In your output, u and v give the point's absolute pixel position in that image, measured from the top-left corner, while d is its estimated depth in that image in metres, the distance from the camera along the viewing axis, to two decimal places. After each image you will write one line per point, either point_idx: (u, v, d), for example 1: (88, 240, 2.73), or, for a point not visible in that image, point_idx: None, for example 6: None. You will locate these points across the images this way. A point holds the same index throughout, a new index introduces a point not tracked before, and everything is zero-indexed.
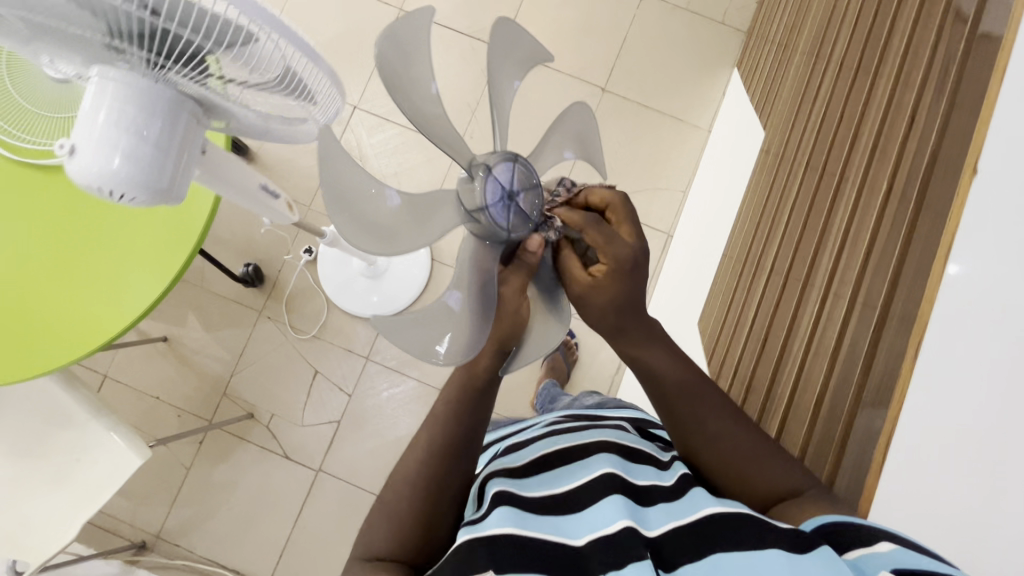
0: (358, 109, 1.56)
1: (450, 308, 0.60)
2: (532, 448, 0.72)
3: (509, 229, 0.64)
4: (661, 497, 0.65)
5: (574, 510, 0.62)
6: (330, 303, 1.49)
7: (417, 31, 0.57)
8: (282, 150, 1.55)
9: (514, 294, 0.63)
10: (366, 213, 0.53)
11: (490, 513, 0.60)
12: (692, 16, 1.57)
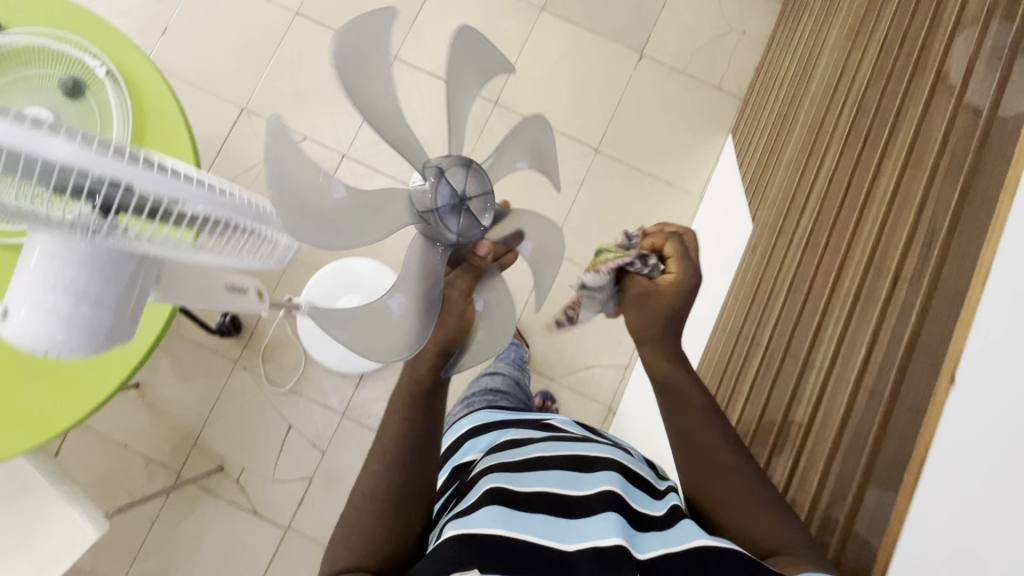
0: (345, 159, 1.53)
1: (396, 304, 0.62)
2: (535, 450, 0.74)
3: (459, 233, 0.66)
4: (653, 526, 0.65)
5: (570, 517, 0.63)
6: (307, 354, 1.47)
7: (381, 35, 0.57)
8: None
9: (460, 295, 0.67)
10: (313, 203, 0.54)
11: (479, 508, 0.62)
12: (688, 81, 1.56)
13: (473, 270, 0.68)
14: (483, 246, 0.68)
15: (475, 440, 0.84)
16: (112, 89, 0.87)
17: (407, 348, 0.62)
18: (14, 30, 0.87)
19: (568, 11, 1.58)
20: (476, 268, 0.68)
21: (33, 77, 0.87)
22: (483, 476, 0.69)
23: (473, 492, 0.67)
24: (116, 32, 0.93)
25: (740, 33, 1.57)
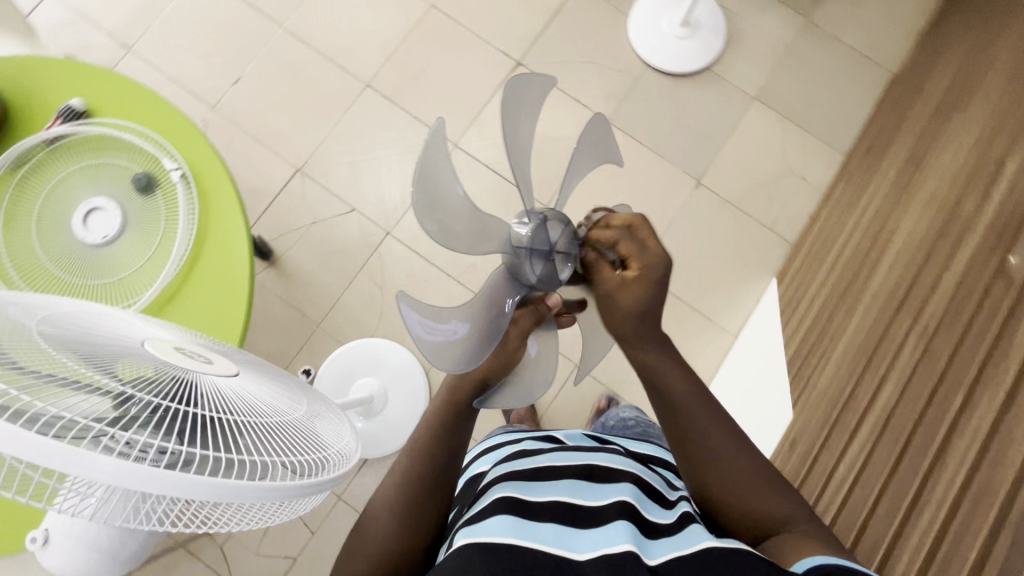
0: (389, 237, 1.52)
1: (470, 316, 0.66)
2: (546, 461, 0.73)
3: (538, 275, 0.69)
4: (662, 532, 0.62)
5: (580, 526, 0.61)
6: None
7: (537, 89, 0.65)
8: (304, 261, 1.51)
9: (516, 335, 0.71)
10: (441, 201, 0.58)
11: (490, 517, 0.61)
12: (741, 217, 1.55)
13: (536, 313, 0.72)
14: (553, 299, 0.72)
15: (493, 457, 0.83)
16: (183, 192, 0.87)
17: (467, 361, 0.64)
18: (95, 121, 0.88)
19: (633, 128, 1.59)
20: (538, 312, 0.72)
21: (111, 168, 0.87)
22: (495, 487, 0.68)
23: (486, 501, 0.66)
24: (195, 128, 0.91)
25: (799, 178, 1.57)
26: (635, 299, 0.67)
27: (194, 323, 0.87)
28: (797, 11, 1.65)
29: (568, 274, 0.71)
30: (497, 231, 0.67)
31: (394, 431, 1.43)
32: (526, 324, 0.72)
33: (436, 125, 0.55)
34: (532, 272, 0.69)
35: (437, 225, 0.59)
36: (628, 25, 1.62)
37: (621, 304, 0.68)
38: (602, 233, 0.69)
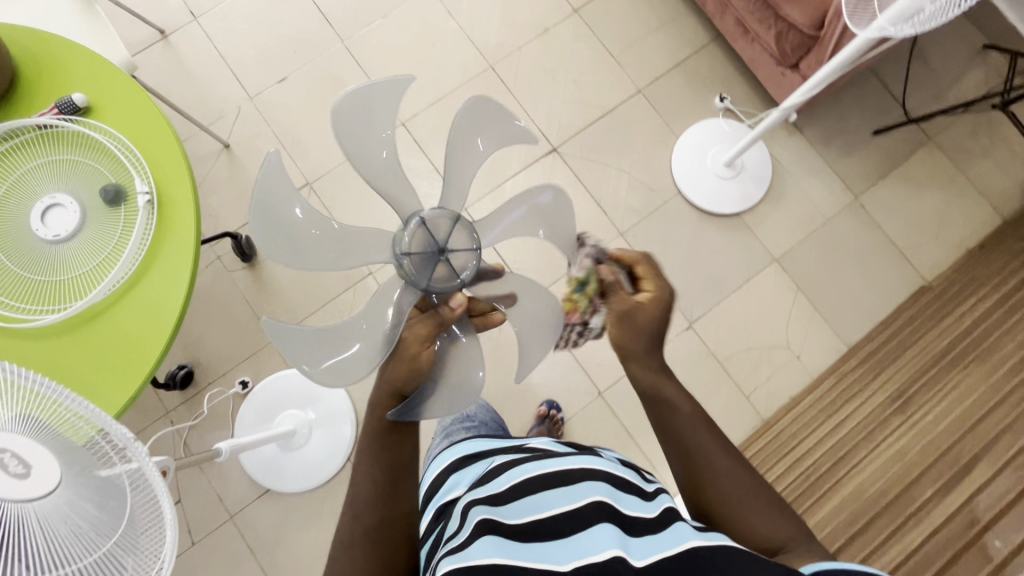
0: (369, 277, 1.50)
1: (362, 335, 0.68)
2: (521, 472, 0.67)
3: (430, 283, 0.69)
4: (643, 529, 0.60)
5: (562, 538, 0.58)
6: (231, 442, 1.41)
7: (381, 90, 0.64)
8: (281, 273, 1.50)
9: (416, 342, 0.68)
10: (281, 233, 0.63)
11: (473, 543, 0.57)
12: (721, 374, 1.48)
13: (437, 318, 0.70)
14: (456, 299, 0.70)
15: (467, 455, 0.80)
16: (144, 205, 0.86)
17: (359, 377, 0.66)
18: (82, 120, 0.88)
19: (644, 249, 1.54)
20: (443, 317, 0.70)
21: (91, 171, 0.87)
22: (472, 510, 0.63)
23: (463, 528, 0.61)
24: (184, 161, 0.90)
25: (793, 355, 1.49)
26: (648, 321, 0.74)
27: (103, 349, 0.84)
28: (847, 186, 1.59)
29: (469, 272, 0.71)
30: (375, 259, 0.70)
31: (309, 470, 1.40)
32: (423, 330, 0.69)
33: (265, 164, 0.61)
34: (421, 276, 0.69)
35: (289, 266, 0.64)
36: (673, 147, 1.59)
37: (636, 322, 0.74)
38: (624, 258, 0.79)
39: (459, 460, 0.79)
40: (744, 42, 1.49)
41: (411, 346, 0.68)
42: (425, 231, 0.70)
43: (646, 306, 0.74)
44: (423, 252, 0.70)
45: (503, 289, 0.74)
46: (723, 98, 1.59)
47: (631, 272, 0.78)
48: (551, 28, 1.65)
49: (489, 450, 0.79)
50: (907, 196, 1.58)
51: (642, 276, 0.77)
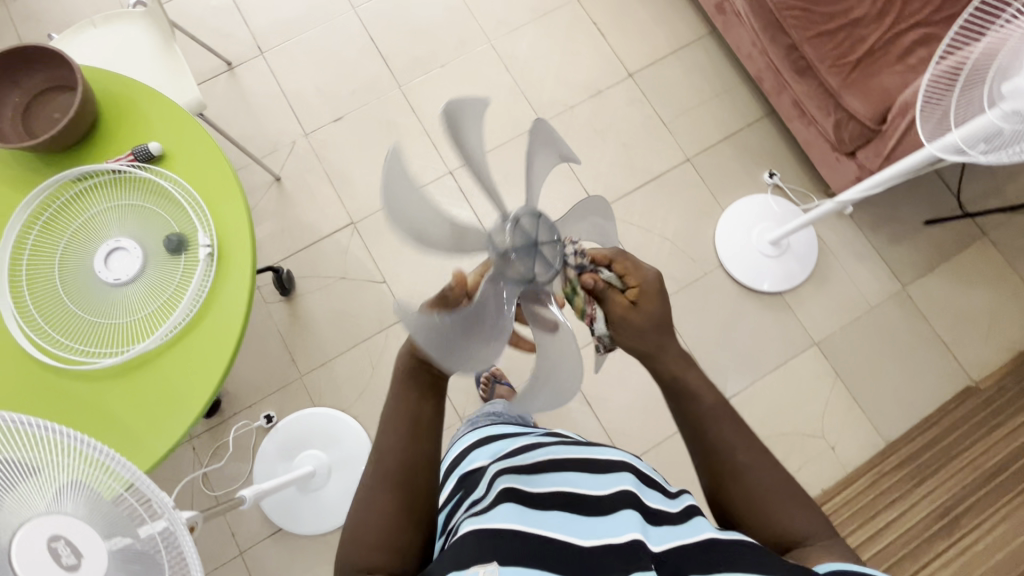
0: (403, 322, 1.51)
1: (448, 225, 0.55)
2: (547, 453, 0.72)
3: (520, 261, 0.62)
4: (665, 516, 0.66)
5: (585, 514, 0.62)
6: (250, 476, 1.40)
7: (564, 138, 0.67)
8: (317, 309, 1.51)
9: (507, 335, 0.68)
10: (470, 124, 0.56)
11: (497, 505, 0.62)
12: None
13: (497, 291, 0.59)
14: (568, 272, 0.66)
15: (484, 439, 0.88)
16: (205, 254, 0.87)
17: (490, 366, 0.58)
18: (152, 166, 0.90)
19: (681, 320, 1.52)
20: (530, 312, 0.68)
21: (158, 220, 0.89)
22: (498, 477, 0.68)
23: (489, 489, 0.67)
24: (246, 214, 0.91)
25: (828, 446, 1.44)
26: (646, 318, 0.65)
27: (146, 397, 0.84)
28: (895, 274, 1.55)
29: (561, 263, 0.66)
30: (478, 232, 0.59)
31: (326, 512, 1.38)
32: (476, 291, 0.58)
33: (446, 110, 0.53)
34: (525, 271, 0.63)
35: (411, 234, 0.52)
36: (718, 219, 1.58)
37: (633, 323, 0.65)
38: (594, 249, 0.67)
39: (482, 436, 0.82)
40: (799, 123, 1.48)
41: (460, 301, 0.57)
42: (540, 222, 0.65)
43: (639, 305, 0.65)
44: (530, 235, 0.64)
45: (541, 311, 0.64)
46: (772, 174, 1.59)
47: (611, 269, 0.67)
48: (604, 90, 1.67)
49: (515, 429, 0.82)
50: (956, 290, 1.54)
51: (622, 272, 0.66)
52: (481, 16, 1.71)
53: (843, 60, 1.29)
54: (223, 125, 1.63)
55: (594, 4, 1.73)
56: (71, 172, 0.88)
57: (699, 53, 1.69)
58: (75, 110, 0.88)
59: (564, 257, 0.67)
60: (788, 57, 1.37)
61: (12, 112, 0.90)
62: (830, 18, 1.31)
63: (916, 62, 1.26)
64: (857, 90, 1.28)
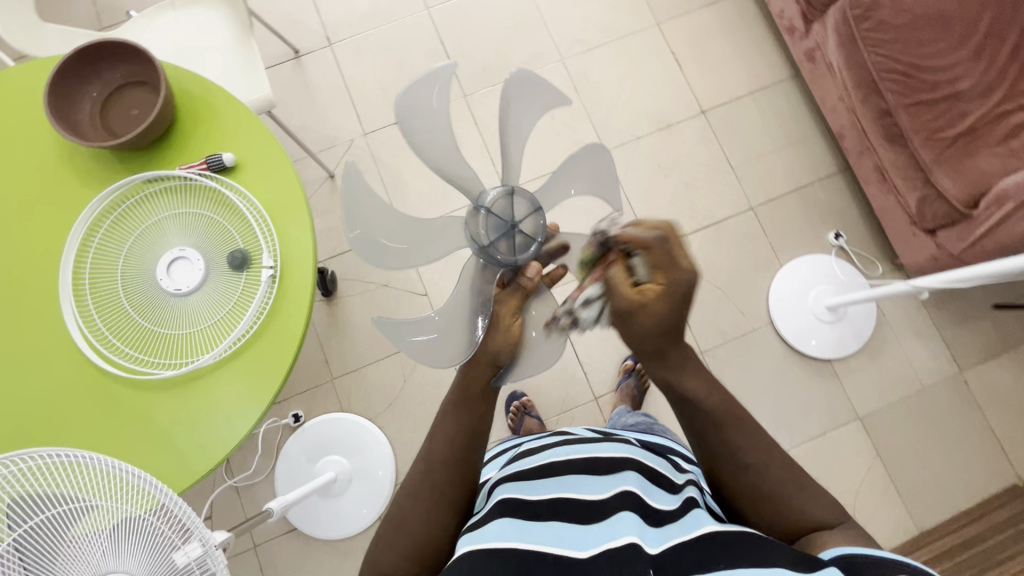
0: None
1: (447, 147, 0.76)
2: (552, 457, 0.77)
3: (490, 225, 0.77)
4: (667, 517, 0.64)
5: (581, 522, 0.63)
6: (272, 472, 1.41)
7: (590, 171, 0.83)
8: (355, 314, 1.51)
9: (507, 314, 0.74)
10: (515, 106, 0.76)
11: (493, 522, 0.63)
12: None
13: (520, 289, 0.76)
14: (531, 270, 0.76)
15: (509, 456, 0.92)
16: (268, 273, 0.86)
17: (393, 258, 0.74)
18: (223, 174, 0.88)
19: (722, 374, 1.47)
20: (524, 289, 0.76)
21: (224, 233, 0.87)
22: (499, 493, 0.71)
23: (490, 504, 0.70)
24: (310, 233, 0.89)
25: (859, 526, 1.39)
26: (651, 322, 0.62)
27: (194, 413, 0.84)
28: (953, 357, 1.48)
29: (527, 255, 0.76)
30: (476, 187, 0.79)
31: (342, 519, 1.39)
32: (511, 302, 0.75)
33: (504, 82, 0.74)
34: (490, 236, 0.76)
35: (407, 120, 0.71)
36: (775, 275, 1.52)
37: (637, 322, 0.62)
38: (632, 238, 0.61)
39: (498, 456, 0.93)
40: (877, 187, 1.41)
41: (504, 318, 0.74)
42: (525, 219, 0.77)
43: (648, 305, 0.61)
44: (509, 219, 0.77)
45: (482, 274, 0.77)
46: (839, 236, 1.52)
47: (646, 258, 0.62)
48: (673, 124, 1.61)
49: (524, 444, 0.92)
50: (1015, 381, 1.47)
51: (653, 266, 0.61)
52: (556, 32, 1.66)
53: (941, 133, 1.22)
54: (284, 115, 1.61)
55: (674, 32, 1.66)
56: (144, 175, 0.87)
57: (778, 98, 1.62)
58: (155, 117, 0.87)
59: (527, 250, 0.76)
60: (879, 121, 1.30)
61: (90, 108, 0.88)
62: (932, 88, 1.23)
63: (1019, 146, 1.18)
64: (950, 168, 1.21)
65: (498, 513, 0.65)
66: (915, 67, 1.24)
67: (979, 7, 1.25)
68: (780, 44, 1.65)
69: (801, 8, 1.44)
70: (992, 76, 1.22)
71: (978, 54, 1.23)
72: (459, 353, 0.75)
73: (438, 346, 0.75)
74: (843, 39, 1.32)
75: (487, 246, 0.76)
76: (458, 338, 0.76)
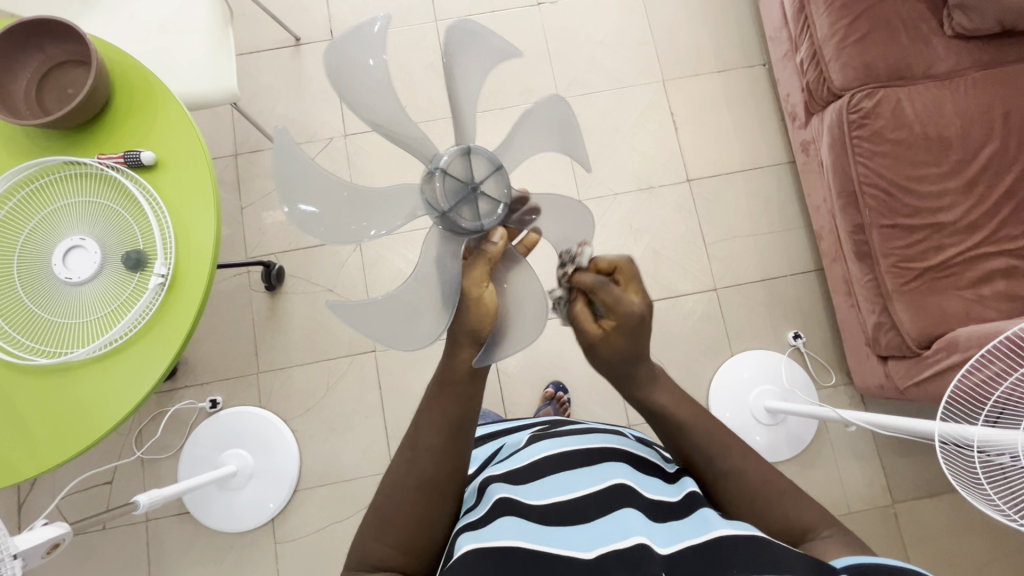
0: (371, 354, 1.47)
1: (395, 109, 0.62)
2: (546, 449, 0.72)
3: (455, 195, 0.63)
4: (667, 513, 0.62)
5: (586, 522, 0.60)
6: (179, 451, 1.42)
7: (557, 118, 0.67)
8: (295, 312, 1.50)
9: (478, 282, 0.61)
10: (474, 54, 0.64)
11: (493, 524, 0.61)
12: None
13: (484, 255, 0.62)
14: (498, 234, 0.63)
15: (491, 447, 0.88)
16: (158, 268, 0.84)
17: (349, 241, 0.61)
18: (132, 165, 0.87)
19: None
20: (490, 255, 0.62)
21: (129, 231, 0.86)
22: (491, 488, 0.68)
23: (483, 500, 0.67)
24: (214, 236, 0.87)
25: None
26: (616, 350, 0.63)
27: (66, 400, 0.83)
28: (888, 487, 1.41)
29: (495, 220, 0.64)
30: (427, 146, 0.64)
31: (237, 511, 1.38)
32: (478, 270, 0.61)
33: (449, 26, 0.61)
34: (447, 202, 0.62)
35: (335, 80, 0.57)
36: (723, 362, 1.46)
37: (602, 352, 0.64)
38: (580, 279, 0.64)
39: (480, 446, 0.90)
40: (843, 299, 1.34)
41: (474, 286, 0.61)
42: (491, 180, 0.64)
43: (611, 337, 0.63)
44: (474, 181, 0.63)
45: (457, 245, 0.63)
46: (797, 336, 1.47)
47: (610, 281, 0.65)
48: (655, 186, 1.56)
49: (508, 434, 0.89)
50: (951, 525, 1.39)
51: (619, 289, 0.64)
52: (558, 69, 1.62)
53: (910, 264, 1.15)
54: (270, 101, 1.60)
55: (677, 92, 1.61)
56: (63, 157, 0.87)
57: (769, 181, 1.56)
58: (81, 99, 0.85)
59: (497, 214, 0.64)
60: (853, 236, 1.23)
61: (28, 79, 0.88)
62: (913, 213, 1.17)
63: (989, 293, 1.11)
64: (911, 301, 1.15)
65: (496, 510, 0.63)
66: (901, 187, 1.18)
67: (981, 139, 1.17)
68: (784, 127, 1.58)
69: (804, 98, 1.38)
70: (979, 214, 1.14)
71: (970, 187, 1.15)
72: (438, 328, 0.62)
73: (409, 324, 0.62)
74: (835, 141, 1.25)
75: (444, 212, 0.62)
76: (435, 314, 0.62)
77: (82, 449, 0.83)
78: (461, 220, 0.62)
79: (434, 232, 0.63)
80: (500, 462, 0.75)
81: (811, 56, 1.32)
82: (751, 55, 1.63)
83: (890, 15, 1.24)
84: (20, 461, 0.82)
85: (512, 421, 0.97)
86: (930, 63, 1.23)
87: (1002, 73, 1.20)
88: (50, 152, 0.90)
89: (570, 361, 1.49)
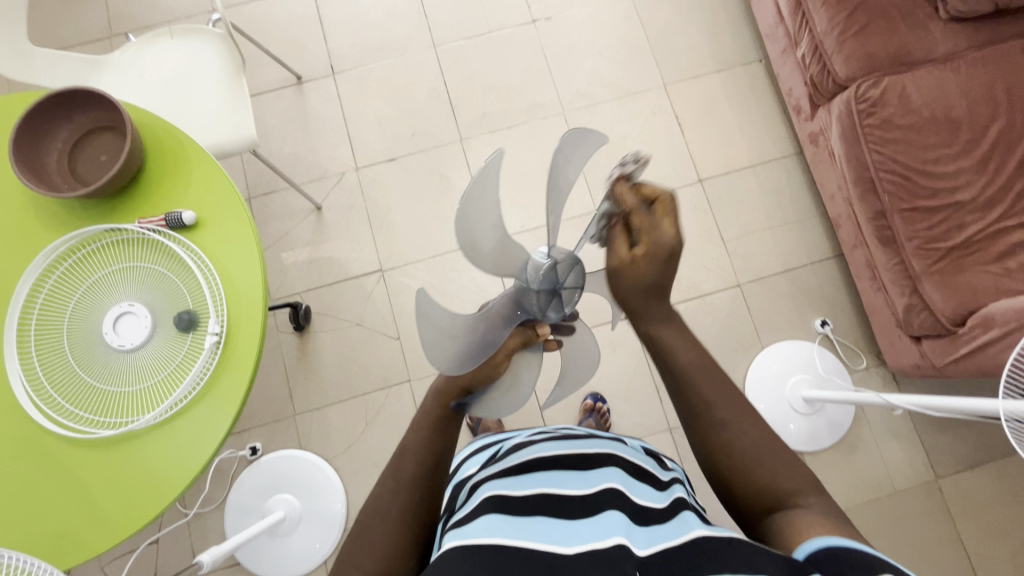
0: (406, 384, 1.47)
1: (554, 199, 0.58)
2: (539, 453, 0.70)
3: (549, 278, 0.64)
4: (656, 518, 0.60)
5: (570, 520, 0.58)
6: (223, 503, 1.40)
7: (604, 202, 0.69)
8: (325, 351, 1.49)
9: (504, 353, 0.62)
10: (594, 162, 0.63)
11: (477, 518, 0.58)
12: None
13: (524, 338, 0.63)
14: (546, 330, 0.65)
15: (490, 449, 0.85)
16: (211, 328, 0.84)
17: (468, 254, 0.53)
18: (176, 227, 0.87)
19: (685, 453, 1.46)
20: (531, 341, 0.64)
21: (177, 292, 0.86)
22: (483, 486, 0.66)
23: (473, 499, 0.64)
24: (263, 290, 0.87)
25: None
26: (641, 279, 0.59)
27: (129, 471, 0.82)
28: (930, 463, 1.43)
29: (556, 318, 0.66)
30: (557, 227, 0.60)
31: (285, 559, 1.35)
32: (512, 342, 0.62)
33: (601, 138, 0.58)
34: (535, 279, 0.63)
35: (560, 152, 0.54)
36: (755, 357, 1.48)
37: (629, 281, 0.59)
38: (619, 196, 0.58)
39: (478, 450, 0.87)
40: (868, 283, 1.37)
41: (500, 357, 0.62)
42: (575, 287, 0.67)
43: (637, 266, 0.58)
44: (568, 280, 0.66)
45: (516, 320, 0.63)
46: (824, 324, 1.49)
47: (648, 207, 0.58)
48: (668, 190, 1.58)
49: (507, 439, 0.87)
50: (992, 494, 1.41)
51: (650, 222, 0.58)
52: (560, 84, 1.64)
53: (934, 245, 1.18)
54: (279, 141, 1.61)
55: (680, 96, 1.63)
56: (103, 225, 0.86)
57: (778, 174, 1.58)
58: (117, 166, 0.85)
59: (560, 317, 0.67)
60: (873, 222, 1.26)
61: (59, 151, 0.88)
62: (932, 195, 1.19)
63: (1015, 266, 1.14)
64: (940, 281, 1.17)
65: (483, 507, 0.60)
66: (916, 171, 1.20)
67: (987, 117, 1.20)
68: (787, 119, 1.62)
69: (808, 91, 1.41)
70: (995, 189, 1.17)
71: (983, 164, 1.18)
72: (456, 367, 0.58)
73: (447, 347, 0.55)
74: (846, 131, 1.28)
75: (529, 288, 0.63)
76: (462, 349, 0.57)
77: (151, 518, 0.82)
78: (535, 300, 0.64)
79: (507, 294, 0.64)
80: (493, 464, 0.73)
81: (812, 50, 1.35)
82: (747, 52, 1.66)
83: (885, 5, 1.27)
84: (88, 537, 0.81)
85: (510, 431, 0.94)
86: (928, 47, 1.26)
87: (1000, 51, 1.23)
88: (88, 221, 0.89)
89: (604, 372, 1.50)
